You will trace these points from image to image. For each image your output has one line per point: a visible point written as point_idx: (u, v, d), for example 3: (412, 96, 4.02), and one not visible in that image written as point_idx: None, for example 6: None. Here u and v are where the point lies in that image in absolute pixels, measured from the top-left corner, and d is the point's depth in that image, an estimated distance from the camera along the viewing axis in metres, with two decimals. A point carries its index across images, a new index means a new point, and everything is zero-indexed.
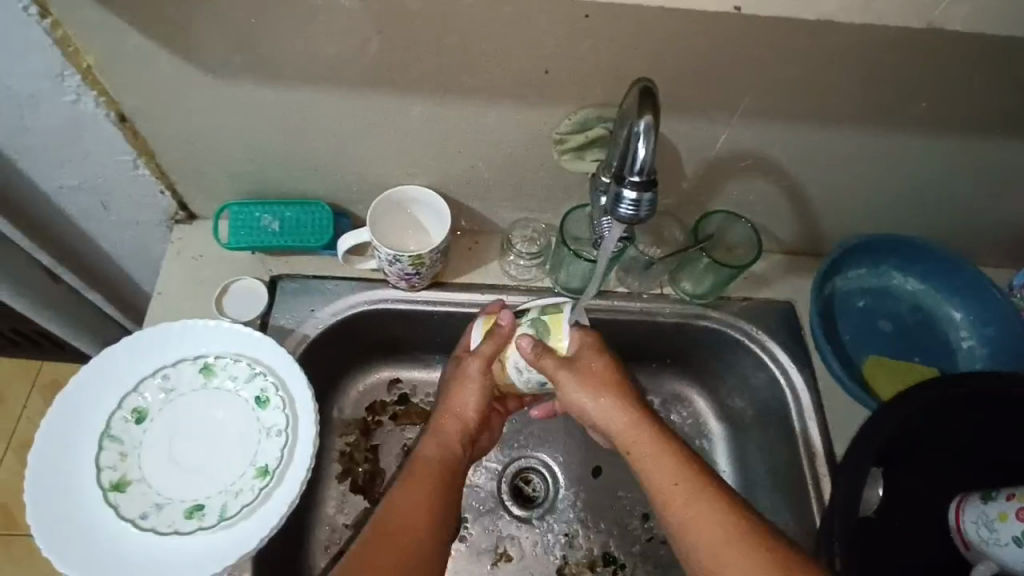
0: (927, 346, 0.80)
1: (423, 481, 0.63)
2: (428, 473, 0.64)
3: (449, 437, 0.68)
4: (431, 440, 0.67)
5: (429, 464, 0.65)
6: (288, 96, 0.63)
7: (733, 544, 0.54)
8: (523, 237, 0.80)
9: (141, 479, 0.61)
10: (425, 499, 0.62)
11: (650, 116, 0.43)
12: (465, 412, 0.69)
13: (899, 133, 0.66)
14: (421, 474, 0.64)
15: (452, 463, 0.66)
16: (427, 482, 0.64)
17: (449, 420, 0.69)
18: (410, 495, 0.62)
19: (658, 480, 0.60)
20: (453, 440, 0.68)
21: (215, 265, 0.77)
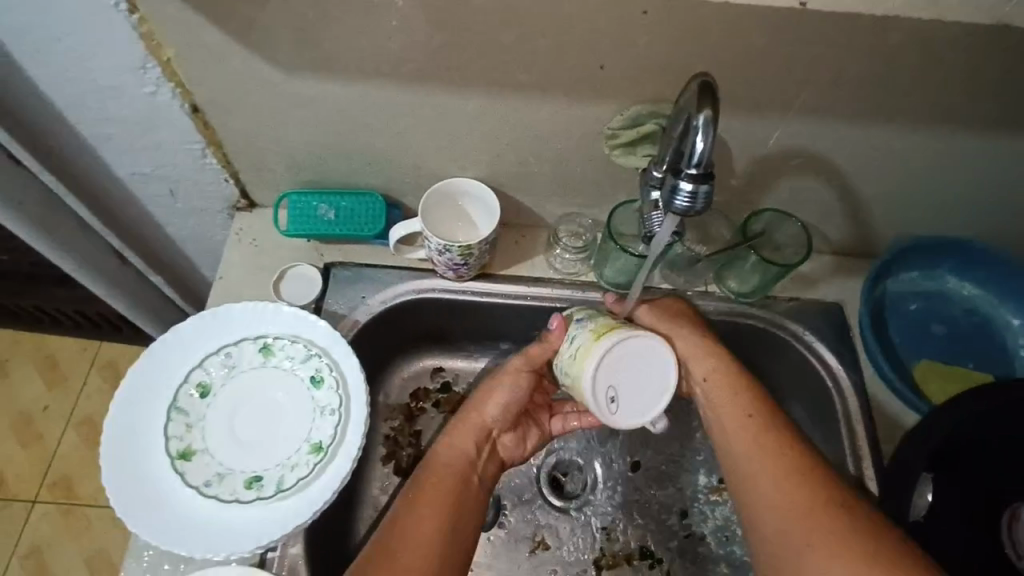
0: (983, 351, 0.78)
1: (436, 485, 0.64)
2: (444, 474, 0.65)
3: (465, 440, 0.68)
4: (451, 441, 0.68)
5: (447, 466, 0.66)
6: (350, 90, 0.65)
7: (788, 476, 0.58)
8: (568, 230, 0.82)
9: (205, 450, 0.64)
10: (441, 502, 0.63)
11: (709, 111, 0.44)
12: (489, 412, 0.71)
13: (959, 132, 0.65)
14: (437, 475, 0.65)
15: (468, 466, 0.67)
16: (440, 486, 0.64)
17: (471, 422, 0.70)
18: (424, 495, 0.63)
19: (732, 415, 0.64)
20: (473, 441, 0.69)
21: (273, 252, 0.80)
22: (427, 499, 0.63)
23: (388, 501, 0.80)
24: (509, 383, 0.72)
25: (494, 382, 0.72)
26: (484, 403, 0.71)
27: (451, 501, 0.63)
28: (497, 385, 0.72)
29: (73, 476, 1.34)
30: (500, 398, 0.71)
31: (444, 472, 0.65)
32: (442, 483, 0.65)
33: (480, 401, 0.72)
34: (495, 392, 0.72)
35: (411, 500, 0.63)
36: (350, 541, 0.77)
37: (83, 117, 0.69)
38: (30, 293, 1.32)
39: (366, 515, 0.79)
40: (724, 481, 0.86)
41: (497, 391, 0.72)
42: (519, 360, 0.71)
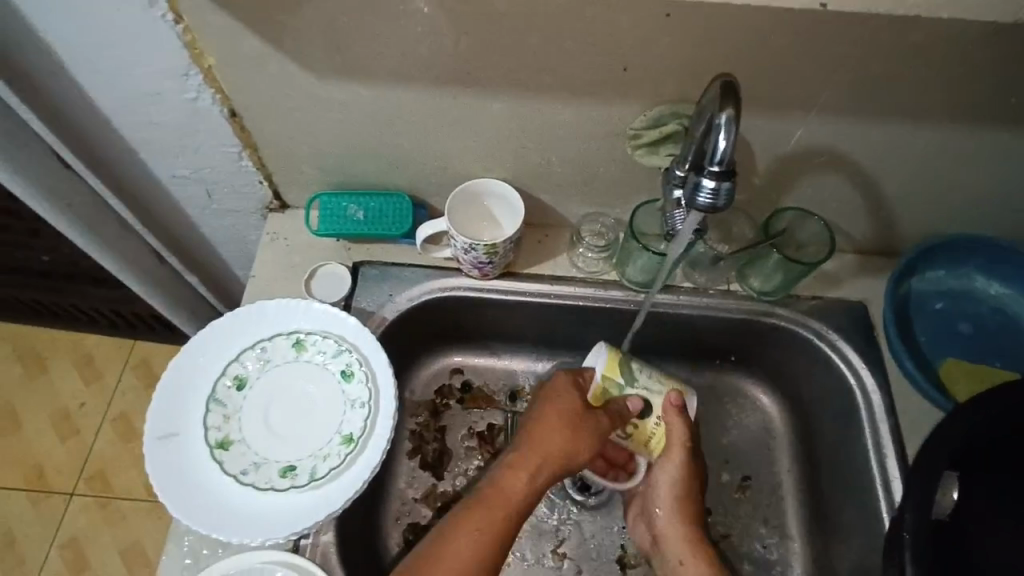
0: (1011, 351, 0.77)
1: (481, 522, 0.64)
2: (497, 513, 0.65)
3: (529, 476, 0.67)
4: (518, 476, 0.67)
5: (500, 503, 0.65)
6: (381, 94, 0.68)
7: None
8: (591, 229, 0.83)
9: (242, 440, 0.67)
10: (486, 546, 0.63)
11: (731, 110, 0.45)
12: (565, 450, 0.69)
13: (984, 130, 0.65)
14: (490, 514, 0.65)
15: (522, 509, 0.66)
16: (485, 526, 0.64)
17: (536, 458, 0.68)
18: (462, 535, 0.63)
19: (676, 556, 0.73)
20: (539, 478, 0.68)
21: (304, 251, 0.83)
22: (467, 542, 0.63)
23: (415, 494, 0.82)
24: (587, 424, 0.69)
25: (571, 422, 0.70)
26: (555, 433, 0.69)
27: (491, 550, 0.63)
28: (582, 422, 0.69)
29: (110, 470, 1.39)
30: (574, 438, 0.69)
31: (492, 512, 0.65)
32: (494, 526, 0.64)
33: (540, 431, 0.69)
34: (583, 422, 0.69)
35: (451, 534, 0.64)
36: (378, 532, 0.79)
37: (129, 123, 0.73)
38: (70, 291, 1.38)
39: (392, 508, 0.81)
40: (747, 480, 0.87)
41: (575, 424, 0.69)
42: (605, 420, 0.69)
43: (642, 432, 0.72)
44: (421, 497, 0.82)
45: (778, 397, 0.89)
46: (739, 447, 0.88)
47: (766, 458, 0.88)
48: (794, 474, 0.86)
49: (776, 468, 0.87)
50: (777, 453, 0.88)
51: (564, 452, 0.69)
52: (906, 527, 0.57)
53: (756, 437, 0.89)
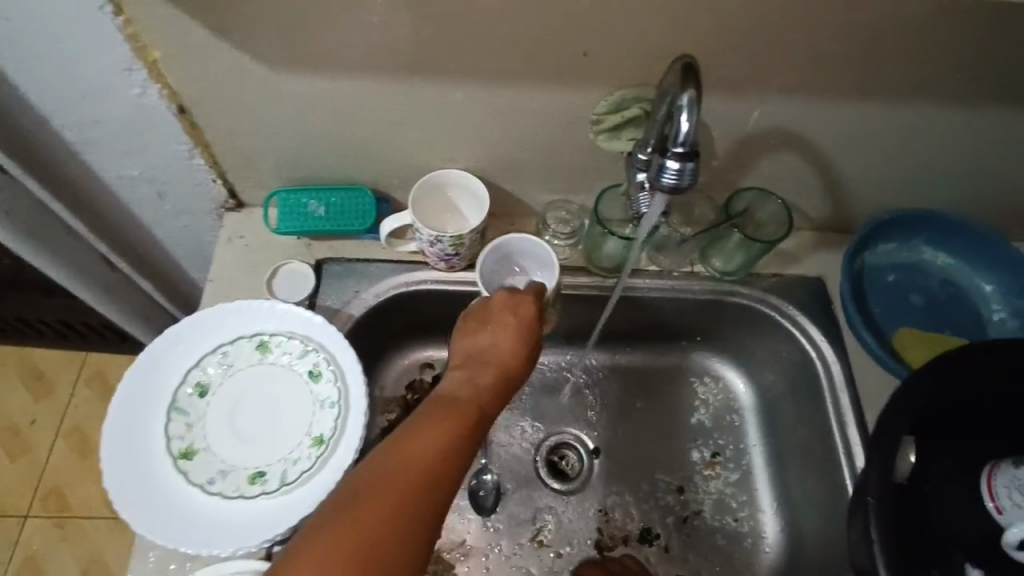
0: (959, 318, 0.81)
1: (445, 413, 0.61)
2: (453, 409, 0.62)
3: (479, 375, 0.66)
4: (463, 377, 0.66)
5: (456, 403, 0.62)
6: (340, 85, 0.66)
7: None
8: (557, 218, 0.83)
9: (206, 448, 0.65)
10: (443, 426, 0.59)
11: (692, 90, 0.44)
12: (502, 349, 0.68)
13: (931, 106, 0.67)
14: (448, 409, 0.61)
15: (476, 406, 0.63)
16: (447, 415, 0.60)
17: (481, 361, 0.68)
18: (422, 429, 0.59)
19: None
20: (485, 387, 0.65)
21: (264, 250, 0.81)
22: (434, 434, 0.58)
23: None
24: (511, 329, 0.69)
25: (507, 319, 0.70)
26: (491, 338, 0.69)
27: (455, 444, 0.58)
28: (498, 326, 0.69)
29: (65, 488, 1.33)
30: (508, 345, 0.68)
31: (449, 413, 0.61)
32: (453, 423, 0.60)
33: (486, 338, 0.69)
34: (498, 321, 0.70)
35: (412, 429, 0.58)
36: None
37: (70, 122, 0.69)
38: (13, 303, 1.30)
39: None
40: (716, 455, 0.89)
41: (494, 333, 0.69)
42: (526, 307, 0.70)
43: None
44: None
45: (743, 373, 0.91)
46: (707, 425, 0.91)
47: (733, 434, 0.90)
48: (761, 448, 0.88)
49: (743, 442, 0.89)
50: (743, 428, 0.90)
51: (501, 361, 0.68)
52: (871, 491, 0.59)
53: (724, 413, 0.91)
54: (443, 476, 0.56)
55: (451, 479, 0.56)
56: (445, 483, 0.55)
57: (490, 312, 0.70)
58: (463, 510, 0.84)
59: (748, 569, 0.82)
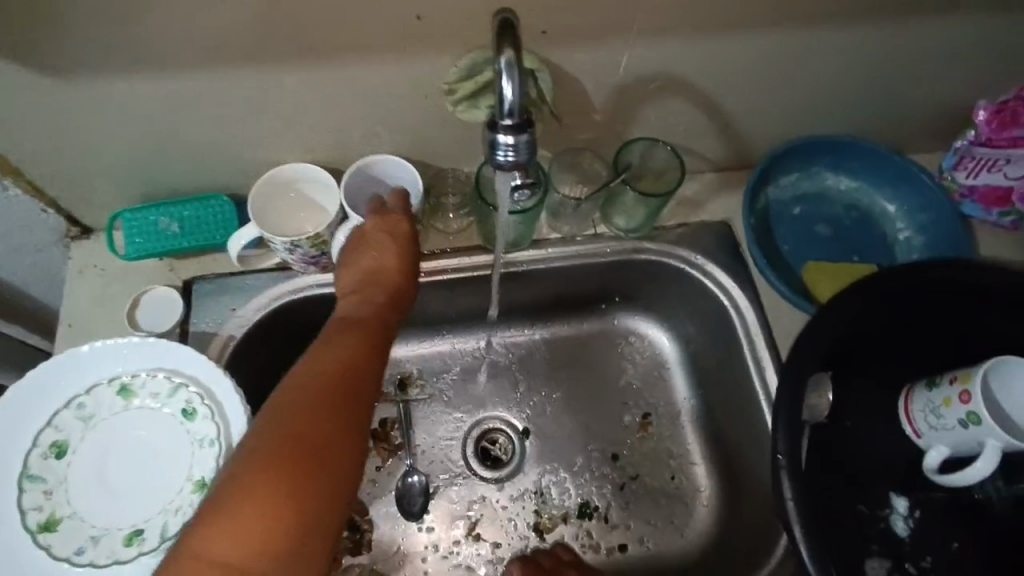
0: (866, 243, 0.80)
1: (349, 332, 0.59)
2: (356, 326, 0.60)
3: (375, 293, 0.64)
4: (360, 298, 0.63)
5: (352, 328, 0.60)
6: (151, 86, 0.58)
7: None
8: (455, 188, 0.77)
9: (72, 514, 0.58)
10: (353, 344, 0.57)
11: (509, 52, 0.39)
12: (391, 264, 0.64)
13: (801, 29, 0.63)
14: (350, 328, 0.59)
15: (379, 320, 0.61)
16: (351, 333, 0.59)
17: (373, 278, 0.64)
18: (324, 353, 0.56)
19: None
20: (385, 303, 0.63)
21: (120, 279, 0.72)
22: (343, 350, 0.57)
23: None
24: (392, 246, 0.65)
25: (386, 236, 0.65)
26: (372, 256, 0.64)
27: (358, 363, 0.56)
28: (377, 248, 0.65)
29: None
30: (393, 261, 0.64)
31: (347, 337, 0.58)
32: (359, 336, 0.58)
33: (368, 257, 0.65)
34: (376, 243, 0.65)
35: (314, 357, 0.56)
36: None
37: None
38: None
39: None
40: (649, 415, 0.86)
41: (375, 255, 0.64)
42: (403, 223, 0.66)
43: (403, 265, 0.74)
44: None
45: (666, 328, 0.88)
46: (636, 386, 0.88)
47: (663, 391, 0.87)
48: (691, 400, 0.86)
49: (674, 397, 0.87)
50: (672, 384, 0.87)
51: (391, 279, 0.64)
52: (780, 449, 0.57)
53: (652, 372, 0.88)
54: (352, 391, 0.54)
55: (361, 391, 0.54)
56: (354, 397, 0.53)
57: (365, 241, 0.65)
58: (393, 517, 0.80)
59: (689, 526, 0.81)
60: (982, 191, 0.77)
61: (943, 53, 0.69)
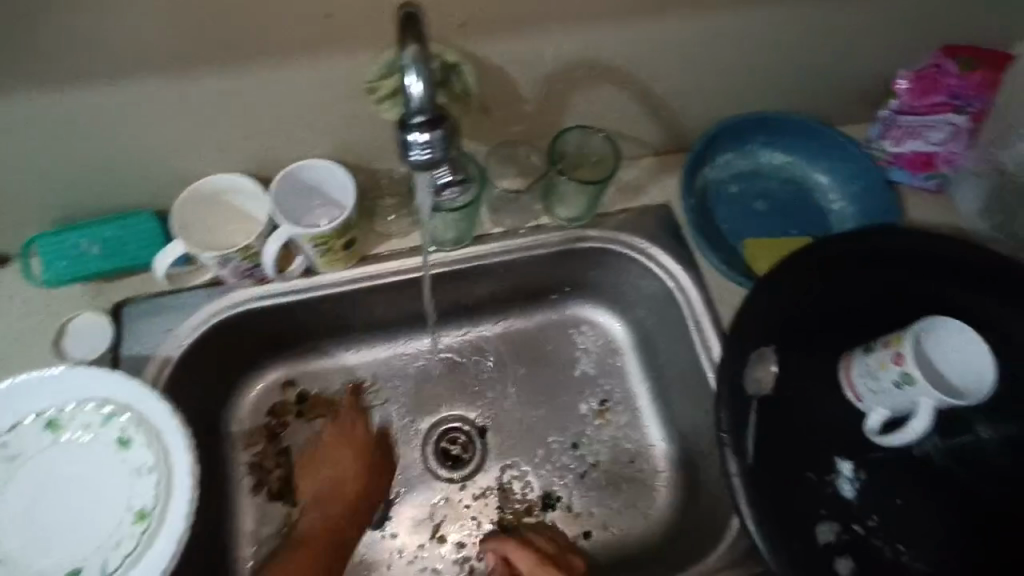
0: (803, 216, 0.81)
1: (316, 541, 0.74)
2: (322, 531, 0.75)
3: (346, 467, 0.79)
4: (321, 504, 0.77)
5: (320, 525, 0.75)
6: (51, 100, 0.55)
7: None
8: (390, 189, 0.76)
9: (3, 559, 0.55)
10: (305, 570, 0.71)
11: (413, 47, 0.39)
12: (347, 465, 0.79)
13: (718, 7, 0.63)
14: (328, 524, 0.75)
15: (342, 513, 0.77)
16: (320, 536, 0.75)
17: (342, 488, 0.78)
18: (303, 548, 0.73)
19: None
20: (344, 498, 0.78)
21: (42, 307, 0.68)
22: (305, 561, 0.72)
23: (268, 530, 0.76)
24: (350, 464, 0.79)
25: (344, 443, 0.80)
26: (330, 468, 0.79)
27: (333, 547, 0.74)
28: (338, 435, 0.81)
29: None
30: (352, 466, 0.79)
31: (319, 535, 0.75)
32: (327, 535, 0.75)
33: (334, 456, 0.80)
34: (336, 463, 0.80)
35: (290, 551, 0.73)
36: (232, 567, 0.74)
37: None
38: None
39: (248, 553, 0.75)
40: (606, 402, 0.87)
41: (333, 452, 0.80)
42: (354, 449, 0.80)
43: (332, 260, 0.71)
44: (275, 530, 0.77)
45: (617, 314, 0.88)
46: (592, 373, 0.88)
47: (618, 377, 0.88)
48: (647, 383, 0.87)
49: (630, 382, 0.87)
50: (627, 369, 0.88)
51: (353, 484, 0.79)
52: (723, 426, 0.60)
53: (606, 358, 0.88)
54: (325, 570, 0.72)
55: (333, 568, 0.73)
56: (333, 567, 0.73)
57: (320, 457, 0.80)
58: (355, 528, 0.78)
59: (652, 507, 0.82)
60: (908, 158, 0.79)
61: (859, 25, 0.71)
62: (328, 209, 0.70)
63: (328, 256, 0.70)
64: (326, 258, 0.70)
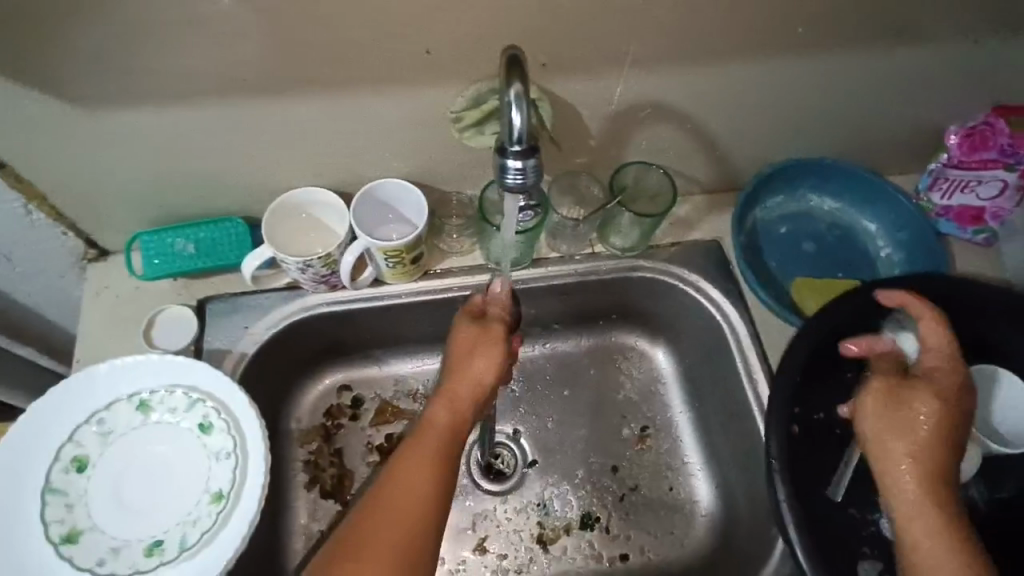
0: (849, 260, 0.84)
1: (429, 442, 0.62)
2: (431, 442, 0.62)
3: (463, 382, 0.65)
4: (440, 403, 0.64)
5: (435, 433, 0.63)
6: (174, 116, 0.61)
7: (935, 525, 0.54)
8: (457, 211, 0.81)
9: (93, 527, 0.60)
10: (415, 480, 0.59)
11: (518, 84, 0.43)
12: (473, 368, 0.65)
13: (781, 59, 0.68)
14: (428, 437, 0.62)
15: (451, 435, 0.63)
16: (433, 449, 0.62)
17: (456, 381, 0.65)
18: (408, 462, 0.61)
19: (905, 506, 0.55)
20: (463, 398, 0.64)
21: (135, 299, 0.75)
22: (414, 471, 0.60)
23: (318, 526, 0.80)
24: (484, 349, 0.66)
25: (478, 338, 0.67)
26: (465, 360, 0.66)
27: (441, 455, 0.62)
28: (483, 345, 0.66)
29: None
30: (483, 360, 0.66)
31: (437, 429, 0.63)
32: (432, 445, 0.62)
33: (462, 347, 0.67)
34: (476, 363, 0.65)
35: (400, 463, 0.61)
36: (284, 563, 0.78)
37: None
38: None
39: (298, 546, 0.79)
40: (647, 428, 0.89)
41: (479, 354, 0.66)
42: (482, 327, 0.68)
43: (399, 272, 0.76)
44: (326, 528, 0.80)
45: (661, 342, 0.91)
46: (634, 399, 0.90)
47: (659, 405, 0.90)
48: (688, 413, 0.89)
49: (671, 410, 0.90)
50: (668, 397, 0.90)
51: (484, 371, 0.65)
52: (774, 453, 0.62)
53: (648, 386, 0.91)
54: (439, 466, 0.61)
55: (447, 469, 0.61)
56: (443, 473, 0.61)
57: (464, 339, 0.67)
58: None
59: (689, 535, 0.83)
60: (956, 211, 0.82)
61: (915, 80, 0.74)
62: (401, 226, 0.75)
63: (396, 269, 0.75)
64: (394, 270, 0.75)
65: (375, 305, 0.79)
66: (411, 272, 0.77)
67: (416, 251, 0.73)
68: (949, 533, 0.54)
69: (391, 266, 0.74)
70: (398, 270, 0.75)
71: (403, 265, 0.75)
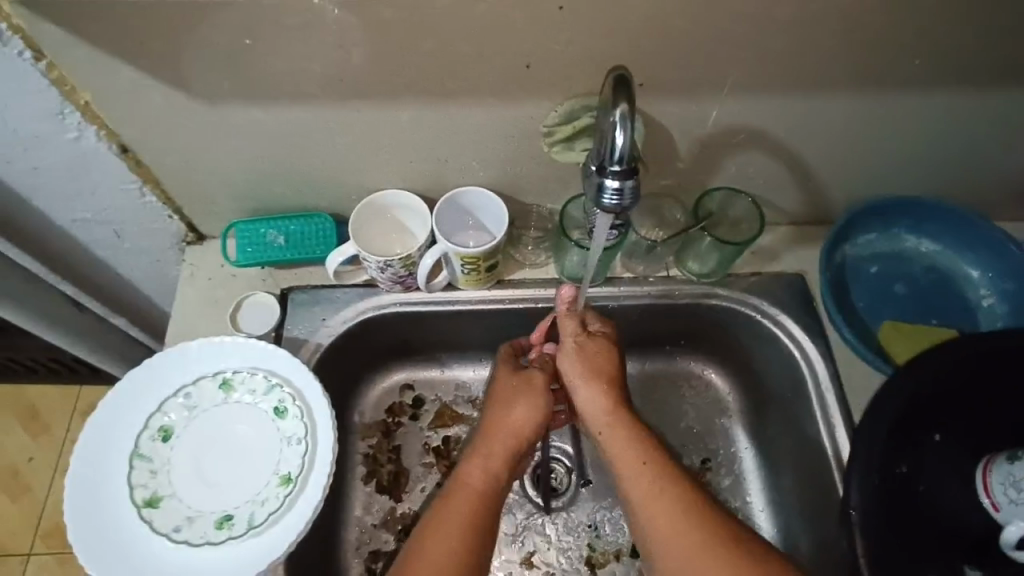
0: (945, 307, 0.79)
1: (465, 498, 0.63)
2: (470, 499, 0.63)
3: (505, 437, 0.67)
4: (480, 462, 0.66)
5: (475, 490, 0.64)
6: (283, 115, 0.65)
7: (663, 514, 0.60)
8: (537, 224, 0.82)
9: (172, 494, 0.64)
10: (455, 532, 0.60)
11: (625, 105, 0.43)
12: (514, 420, 0.68)
13: (891, 92, 0.65)
14: (466, 494, 0.63)
15: (491, 492, 0.64)
16: (468, 506, 0.62)
17: (495, 437, 0.67)
18: (445, 517, 0.61)
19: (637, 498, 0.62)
20: (500, 459, 0.66)
21: (227, 283, 0.79)
22: (454, 527, 0.60)
23: (372, 520, 0.82)
24: (528, 399, 0.69)
25: (521, 394, 0.69)
26: (506, 413, 0.68)
27: (481, 513, 0.62)
28: (521, 396, 0.69)
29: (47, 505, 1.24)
30: (529, 413, 0.69)
31: (475, 483, 0.64)
32: (471, 503, 0.63)
33: (505, 403, 0.69)
34: (517, 412, 0.68)
35: (434, 520, 0.61)
36: (338, 551, 0.79)
37: (10, 172, 0.68)
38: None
39: (352, 537, 0.80)
40: (709, 461, 0.86)
41: (518, 404, 0.69)
42: (542, 377, 0.70)
43: (473, 278, 0.77)
44: (379, 522, 0.81)
45: (730, 374, 0.88)
46: (697, 430, 0.87)
47: (723, 438, 0.87)
48: (753, 450, 0.85)
49: (735, 445, 0.86)
50: (733, 432, 0.87)
51: (528, 428, 0.68)
52: (853, 504, 0.59)
53: (713, 418, 0.88)
54: (481, 522, 0.62)
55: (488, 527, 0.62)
56: (484, 531, 0.61)
57: (512, 387, 0.70)
58: None
59: None
60: None
61: None
62: (479, 235, 0.77)
63: (471, 275, 0.76)
64: (469, 277, 0.76)
65: (448, 309, 0.80)
66: (483, 279, 0.77)
67: (493, 259, 0.74)
68: (671, 507, 0.61)
69: (466, 272, 0.75)
70: (472, 276, 0.76)
71: (477, 273, 0.76)
